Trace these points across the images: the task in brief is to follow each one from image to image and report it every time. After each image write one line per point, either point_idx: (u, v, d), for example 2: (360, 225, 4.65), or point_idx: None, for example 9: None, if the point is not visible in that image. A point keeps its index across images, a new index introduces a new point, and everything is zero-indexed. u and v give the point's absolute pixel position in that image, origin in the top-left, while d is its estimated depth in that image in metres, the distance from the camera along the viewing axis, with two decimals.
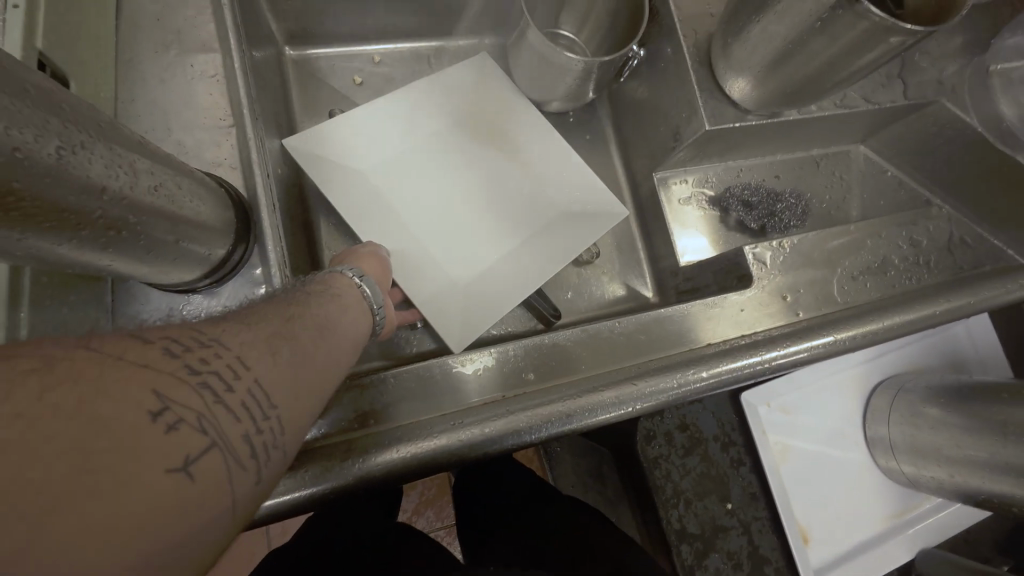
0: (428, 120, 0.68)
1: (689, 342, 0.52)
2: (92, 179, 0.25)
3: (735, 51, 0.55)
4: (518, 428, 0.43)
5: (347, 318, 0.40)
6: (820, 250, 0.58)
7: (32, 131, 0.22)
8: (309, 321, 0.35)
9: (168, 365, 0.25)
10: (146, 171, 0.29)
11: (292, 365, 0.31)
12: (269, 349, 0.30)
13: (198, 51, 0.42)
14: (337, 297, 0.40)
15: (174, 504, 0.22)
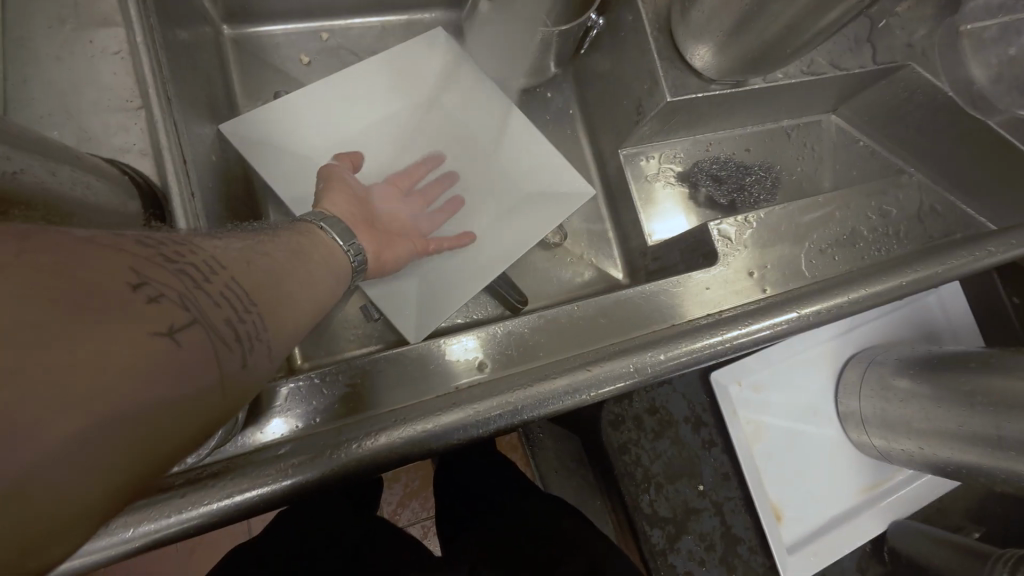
0: (383, 98, 0.63)
1: (653, 324, 0.50)
2: None
3: (694, 15, 0.52)
4: (466, 422, 0.40)
5: (326, 267, 0.39)
6: (790, 223, 0.57)
7: None
8: (286, 258, 0.35)
9: (147, 251, 0.25)
10: (2, 155, 0.26)
11: (269, 280, 0.31)
12: (246, 261, 0.31)
13: (99, 27, 0.38)
14: (314, 246, 0.40)
15: (166, 361, 0.23)
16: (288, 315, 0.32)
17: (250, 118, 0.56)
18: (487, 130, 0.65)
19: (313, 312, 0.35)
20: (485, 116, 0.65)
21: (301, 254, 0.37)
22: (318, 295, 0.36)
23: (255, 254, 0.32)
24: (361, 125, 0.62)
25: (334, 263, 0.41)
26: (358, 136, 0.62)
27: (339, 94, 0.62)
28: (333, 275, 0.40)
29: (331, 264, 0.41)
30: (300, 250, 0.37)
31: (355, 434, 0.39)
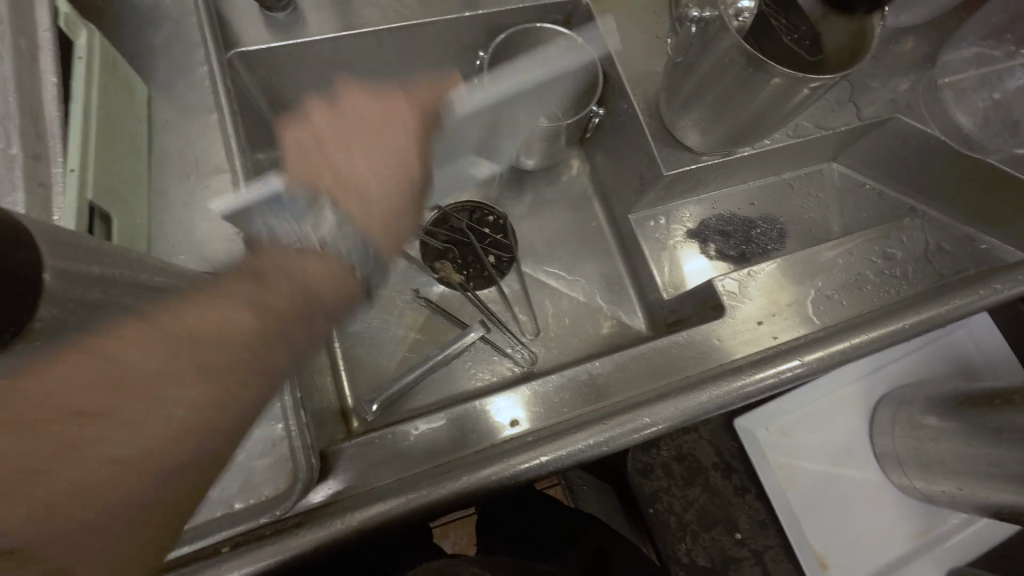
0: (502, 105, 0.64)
1: (668, 378, 0.54)
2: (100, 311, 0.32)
3: (679, 106, 0.60)
4: (499, 476, 0.46)
5: (224, 309, 0.35)
6: (793, 271, 0.61)
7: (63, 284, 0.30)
8: (160, 339, 0.33)
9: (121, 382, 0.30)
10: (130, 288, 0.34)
11: (133, 384, 0.31)
12: (106, 383, 0.30)
13: (213, 174, 0.52)
14: (235, 280, 0.37)
15: (109, 488, 0.29)
16: (180, 405, 0.32)
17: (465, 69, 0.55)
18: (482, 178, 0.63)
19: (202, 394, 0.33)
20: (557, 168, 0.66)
21: (186, 319, 0.34)
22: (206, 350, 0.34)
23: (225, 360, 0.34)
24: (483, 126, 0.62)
25: (279, 274, 0.39)
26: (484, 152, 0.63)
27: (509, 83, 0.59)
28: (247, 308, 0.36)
29: (264, 282, 0.38)
30: (189, 306, 0.35)
31: (402, 488, 0.45)
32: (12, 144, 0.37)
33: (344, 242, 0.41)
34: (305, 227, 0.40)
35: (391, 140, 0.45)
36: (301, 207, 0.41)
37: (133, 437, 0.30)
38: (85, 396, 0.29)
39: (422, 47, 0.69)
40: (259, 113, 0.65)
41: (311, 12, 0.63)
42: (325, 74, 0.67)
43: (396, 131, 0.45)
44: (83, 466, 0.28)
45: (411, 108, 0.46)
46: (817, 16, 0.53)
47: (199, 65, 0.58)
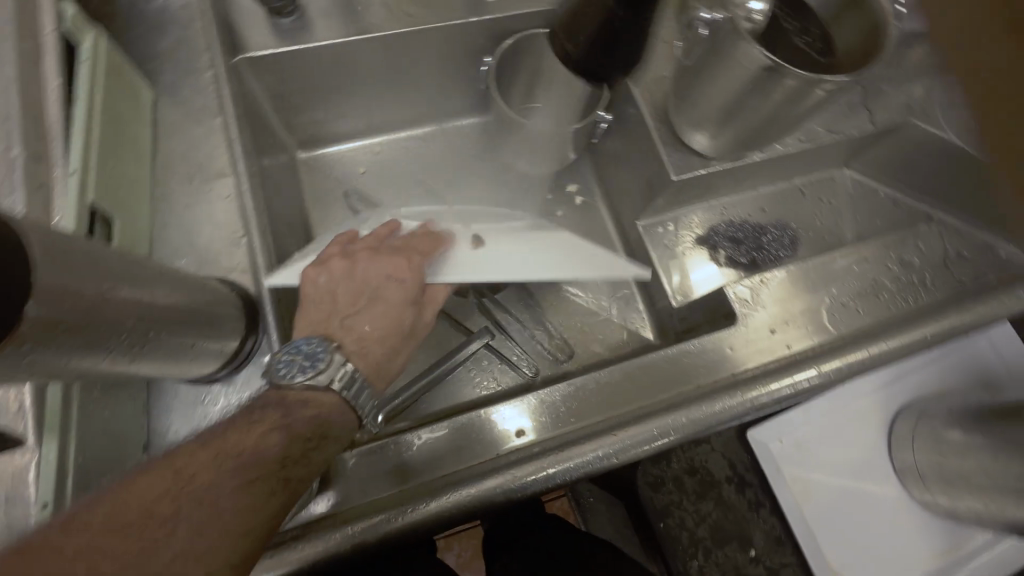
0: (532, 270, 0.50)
1: (679, 388, 0.53)
2: (124, 311, 0.29)
3: (689, 111, 0.59)
4: (504, 488, 0.44)
5: (259, 438, 0.38)
6: (807, 277, 0.59)
7: (97, 292, 0.27)
8: (211, 456, 0.35)
9: (180, 475, 0.34)
10: (164, 293, 0.33)
11: (191, 493, 0.33)
12: (170, 493, 0.33)
13: (217, 178, 0.52)
14: (268, 419, 0.39)
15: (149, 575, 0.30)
16: (229, 518, 0.34)
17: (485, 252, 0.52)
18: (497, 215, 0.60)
19: (247, 512, 0.34)
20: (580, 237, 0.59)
21: (230, 444, 0.37)
22: (248, 471, 0.36)
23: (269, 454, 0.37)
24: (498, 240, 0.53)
25: (303, 411, 0.41)
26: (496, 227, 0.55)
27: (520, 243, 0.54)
28: (282, 437, 0.39)
29: (295, 415, 0.40)
30: (230, 432, 0.37)
31: (406, 500, 0.43)
32: (13, 145, 0.38)
33: (353, 394, 0.43)
34: (315, 376, 0.41)
35: (389, 295, 0.47)
36: (318, 353, 0.43)
37: (186, 547, 0.32)
38: (152, 504, 0.32)
39: (429, 53, 0.69)
40: (265, 118, 0.65)
41: (318, 18, 0.63)
42: (331, 79, 0.67)
43: (396, 284, 0.47)
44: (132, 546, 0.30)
45: (411, 258, 0.49)
46: (829, 18, 0.52)
47: (206, 70, 0.58)
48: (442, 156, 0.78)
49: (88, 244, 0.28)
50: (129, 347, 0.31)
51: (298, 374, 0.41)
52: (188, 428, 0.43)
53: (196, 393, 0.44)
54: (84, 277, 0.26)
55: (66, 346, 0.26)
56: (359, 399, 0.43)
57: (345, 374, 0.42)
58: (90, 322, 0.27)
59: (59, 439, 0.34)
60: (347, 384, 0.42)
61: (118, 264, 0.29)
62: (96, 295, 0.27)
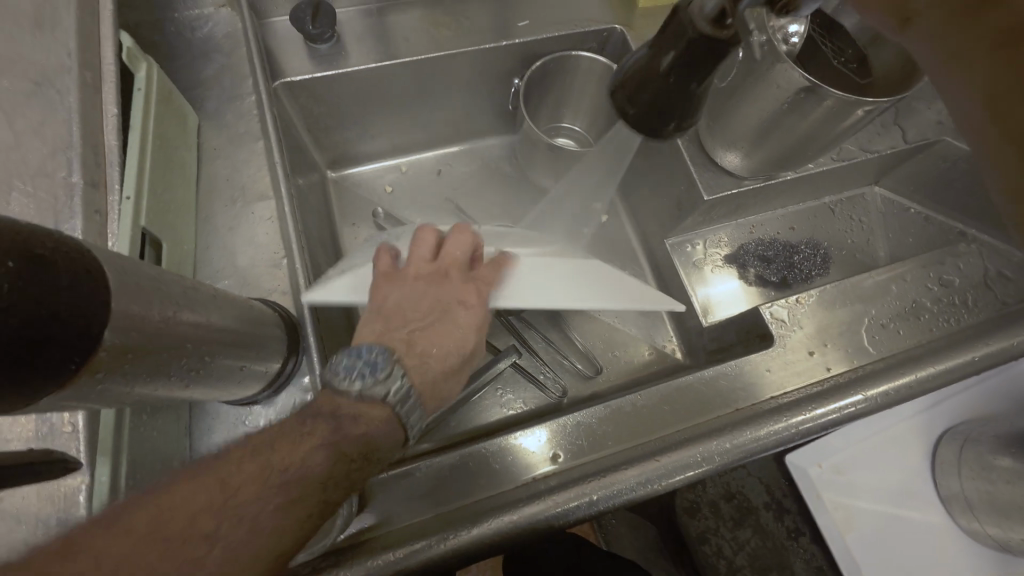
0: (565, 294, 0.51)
1: (716, 412, 0.52)
2: (184, 338, 0.30)
3: (721, 131, 0.59)
4: (545, 513, 0.43)
5: (305, 454, 0.36)
6: (845, 298, 0.58)
7: (164, 320, 0.28)
8: (255, 471, 0.34)
9: (221, 488, 0.33)
10: (219, 317, 0.34)
11: (232, 508, 0.32)
12: (215, 505, 0.32)
13: (258, 201, 0.53)
14: (316, 432, 0.37)
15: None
16: (261, 542, 0.32)
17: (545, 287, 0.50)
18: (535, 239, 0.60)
19: (280, 534, 0.33)
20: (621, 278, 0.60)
21: (276, 457, 0.35)
22: (292, 489, 0.34)
23: (312, 473, 0.35)
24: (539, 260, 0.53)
25: (352, 430, 0.38)
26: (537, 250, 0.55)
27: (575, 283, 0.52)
28: (325, 457, 0.36)
29: (344, 430, 0.38)
30: (277, 443, 0.36)
31: (444, 529, 0.42)
32: (74, 173, 0.39)
33: (405, 407, 0.41)
34: (372, 387, 0.40)
35: (456, 316, 0.47)
36: (378, 362, 0.41)
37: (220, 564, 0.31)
38: (196, 516, 0.31)
39: (458, 75, 0.70)
40: (300, 140, 0.67)
41: (353, 44, 0.65)
42: (363, 101, 0.68)
43: (459, 308, 0.48)
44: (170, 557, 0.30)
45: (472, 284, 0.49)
46: (865, 40, 0.52)
47: (247, 95, 0.60)
48: (468, 175, 0.79)
49: (155, 272, 0.29)
50: (184, 373, 0.32)
51: (356, 381, 0.40)
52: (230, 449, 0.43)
53: (237, 414, 0.44)
54: (149, 301, 0.27)
55: (133, 373, 0.27)
56: (411, 417, 0.41)
57: (404, 391, 0.41)
58: (157, 349, 0.28)
59: (110, 461, 0.35)
60: (402, 399, 0.41)
61: (181, 293, 0.30)
62: (164, 323, 0.28)
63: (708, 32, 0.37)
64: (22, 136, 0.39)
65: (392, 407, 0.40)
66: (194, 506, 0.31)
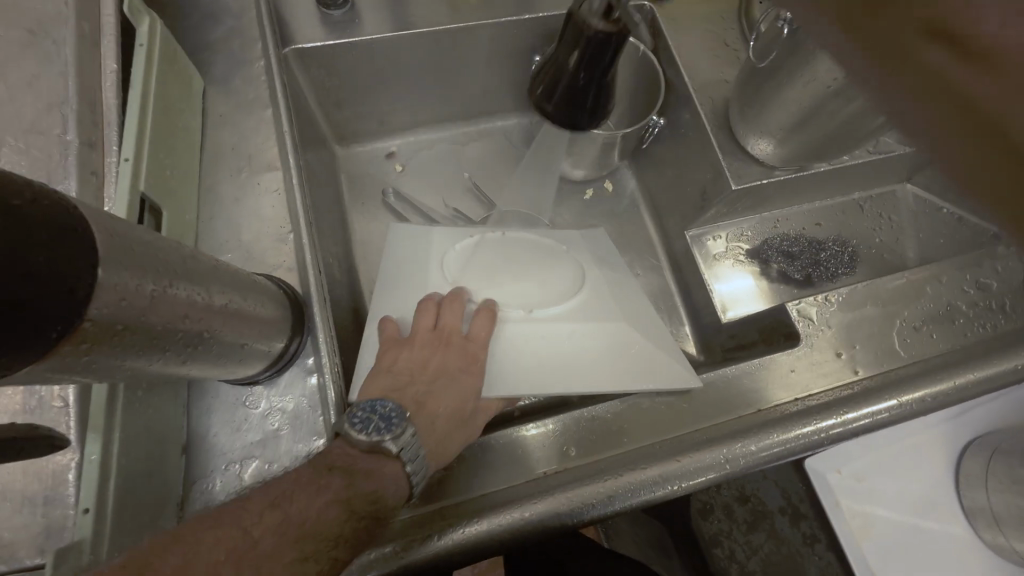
0: (584, 369, 0.52)
1: (738, 410, 0.49)
2: (179, 310, 0.28)
3: (755, 115, 0.56)
4: (560, 510, 0.41)
5: (321, 507, 0.35)
6: (875, 297, 0.55)
7: (156, 287, 0.26)
8: (275, 521, 0.33)
9: (244, 533, 0.32)
10: (220, 291, 0.32)
11: (251, 559, 0.31)
12: (235, 556, 0.31)
13: (265, 172, 0.50)
14: (332, 486, 0.36)
15: None
16: None
17: (560, 348, 0.53)
18: (559, 258, 0.61)
19: None
20: (649, 314, 0.59)
21: (294, 507, 0.34)
22: (307, 544, 0.33)
23: (331, 523, 0.35)
24: (564, 325, 0.54)
25: (364, 486, 0.37)
26: (559, 308, 0.56)
27: (584, 342, 0.54)
28: (337, 512, 0.35)
29: (355, 486, 0.37)
30: (294, 492, 0.35)
31: (443, 523, 0.40)
32: (69, 131, 0.37)
33: (412, 463, 0.40)
34: (388, 444, 0.40)
35: (457, 380, 0.48)
36: (392, 417, 0.41)
37: None
38: (215, 565, 0.30)
39: (477, 50, 0.67)
40: (311, 111, 0.64)
41: (368, 11, 0.62)
42: (377, 75, 0.65)
43: (461, 372, 0.49)
44: None
45: (471, 351, 0.50)
46: None
47: (258, 60, 0.57)
48: (482, 156, 0.76)
49: (150, 235, 0.27)
50: (179, 348, 0.29)
51: (371, 435, 0.39)
52: (228, 431, 0.41)
53: (236, 396, 0.42)
54: (143, 269, 0.25)
55: (131, 339, 0.25)
56: (418, 475, 0.40)
57: (415, 449, 0.41)
58: (150, 322, 0.26)
59: (101, 439, 0.32)
60: (412, 456, 0.40)
61: (179, 262, 0.28)
62: (161, 290, 0.26)
63: (602, 26, 0.50)
64: (16, 91, 0.37)
65: (403, 464, 0.40)
66: (214, 549, 0.30)
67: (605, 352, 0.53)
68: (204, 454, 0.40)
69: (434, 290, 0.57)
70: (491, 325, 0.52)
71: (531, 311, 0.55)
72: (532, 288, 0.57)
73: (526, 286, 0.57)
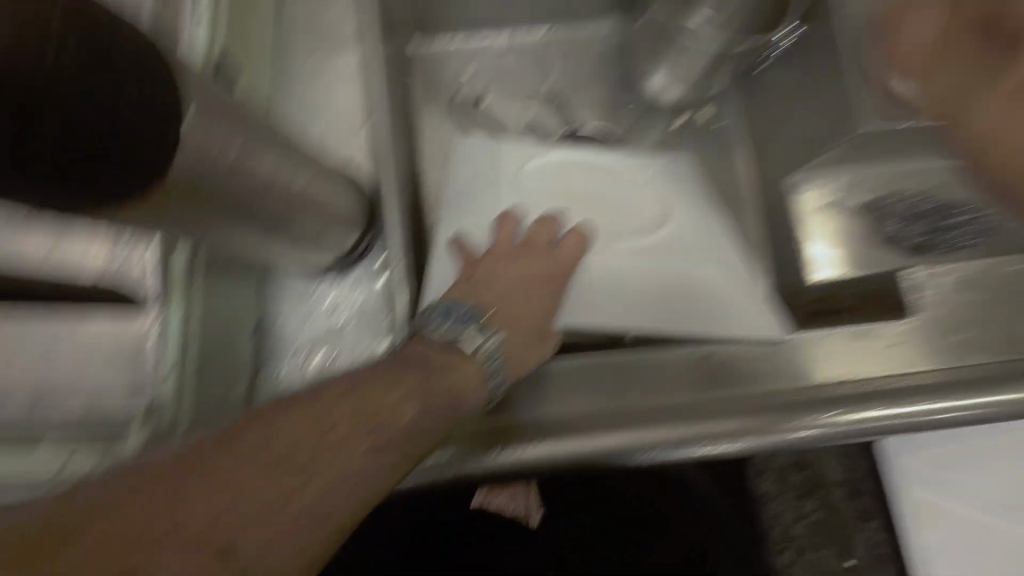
0: (671, 305, 0.49)
1: (834, 377, 0.45)
2: (242, 173, 0.28)
3: None
4: (615, 447, 0.40)
5: (397, 403, 0.34)
6: (996, 282, 0.49)
7: (220, 147, 0.26)
8: (350, 410, 0.32)
9: (319, 421, 0.31)
10: (291, 172, 0.32)
11: (329, 445, 0.31)
12: (316, 437, 0.31)
13: (338, 56, 0.48)
14: (408, 381, 0.36)
15: (264, 514, 0.27)
16: (349, 485, 0.30)
17: (645, 282, 0.50)
18: (645, 181, 0.54)
19: (367, 480, 0.31)
20: (743, 262, 0.53)
21: (370, 400, 0.34)
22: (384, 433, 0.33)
23: (406, 418, 0.34)
24: (646, 255, 0.51)
25: (438, 383, 0.37)
26: (645, 236, 0.52)
27: (673, 274, 0.51)
28: (413, 408, 0.35)
29: (432, 384, 0.37)
30: (374, 381, 0.35)
31: (498, 439, 0.40)
32: None
33: (491, 364, 0.41)
34: (468, 337, 0.41)
35: (540, 292, 0.46)
36: (467, 318, 0.42)
37: (307, 502, 0.29)
38: (290, 449, 0.30)
39: None
40: None
41: None
42: None
43: (543, 286, 0.47)
44: (260, 478, 0.28)
45: (556, 265, 0.48)
46: None
47: None
48: (566, 64, 0.68)
49: (228, 109, 0.27)
50: (240, 218, 0.30)
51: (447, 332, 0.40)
52: (296, 319, 0.45)
53: (303, 287, 0.45)
54: (215, 128, 0.26)
55: (201, 203, 0.27)
56: (496, 378, 0.41)
57: (492, 352, 0.41)
58: (208, 182, 0.26)
59: (184, 304, 0.37)
60: (491, 352, 0.41)
61: (256, 139, 0.29)
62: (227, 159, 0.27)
63: None
64: None
65: (479, 364, 0.40)
66: (287, 435, 0.30)
67: (696, 289, 0.50)
68: (271, 338, 0.44)
69: (518, 205, 0.53)
70: (577, 244, 0.49)
71: (616, 238, 0.52)
72: (621, 216, 0.53)
73: (613, 211, 0.53)
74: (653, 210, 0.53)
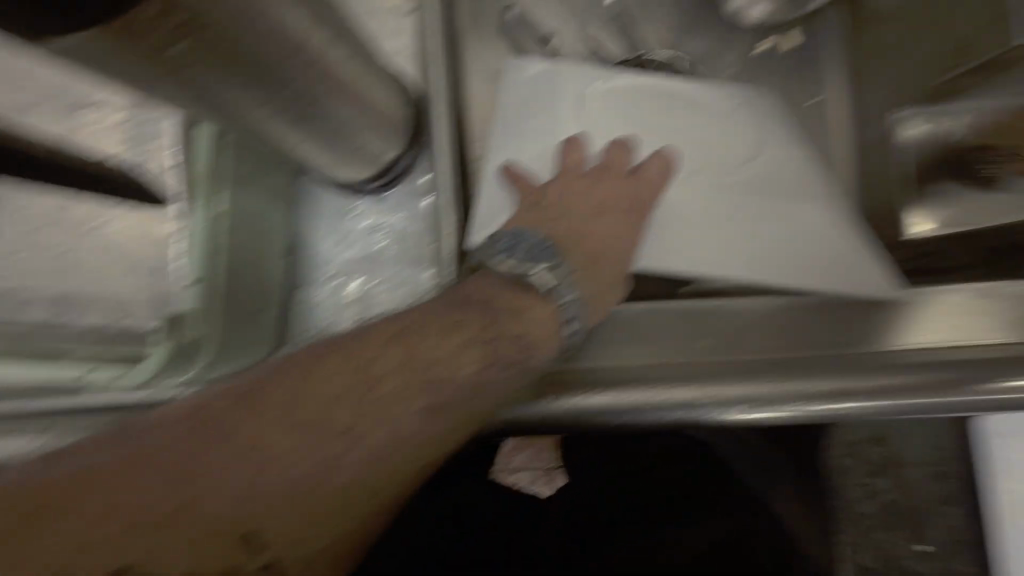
0: (766, 255, 0.41)
1: (977, 339, 0.34)
2: (278, 31, 0.24)
3: None
4: (689, 402, 0.34)
5: (460, 353, 0.31)
6: None
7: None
8: (401, 359, 0.30)
9: (364, 371, 0.29)
10: (332, 44, 0.27)
11: (374, 400, 0.28)
12: (353, 395, 0.28)
13: None
14: (474, 323, 0.32)
15: (297, 473, 0.26)
16: (394, 443, 0.28)
17: (736, 226, 0.42)
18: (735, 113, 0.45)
19: (416, 437, 0.29)
20: (853, 204, 0.44)
21: (428, 348, 0.30)
22: (420, 402, 0.29)
23: (464, 370, 0.31)
24: (738, 196, 0.42)
25: (509, 331, 0.33)
26: (737, 174, 0.43)
27: (773, 220, 0.42)
28: (475, 361, 0.31)
29: (500, 331, 0.32)
30: (426, 324, 0.31)
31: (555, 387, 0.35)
32: None
33: (569, 305, 0.35)
34: (540, 274, 0.35)
35: (619, 222, 0.40)
36: (538, 252, 0.36)
37: (344, 461, 0.27)
38: (333, 402, 0.28)
39: None
40: None
41: None
42: None
43: (623, 216, 0.41)
44: (292, 435, 0.26)
45: (638, 195, 0.41)
46: None
47: None
48: None
49: None
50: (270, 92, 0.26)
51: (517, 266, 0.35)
52: (332, 241, 0.43)
53: (339, 205, 0.42)
54: None
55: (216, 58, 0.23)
56: (573, 326, 0.35)
57: (568, 290, 0.35)
58: (231, 29, 0.22)
59: None
60: (568, 296, 0.35)
61: None
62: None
63: None
64: None
65: (555, 308, 0.34)
66: (331, 386, 0.28)
67: (798, 239, 0.41)
68: (306, 259, 0.43)
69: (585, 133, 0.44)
70: (661, 172, 0.42)
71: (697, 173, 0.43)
72: (704, 150, 0.44)
73: (697, 143, 0.44)
74: (745, 144, 0.44)
